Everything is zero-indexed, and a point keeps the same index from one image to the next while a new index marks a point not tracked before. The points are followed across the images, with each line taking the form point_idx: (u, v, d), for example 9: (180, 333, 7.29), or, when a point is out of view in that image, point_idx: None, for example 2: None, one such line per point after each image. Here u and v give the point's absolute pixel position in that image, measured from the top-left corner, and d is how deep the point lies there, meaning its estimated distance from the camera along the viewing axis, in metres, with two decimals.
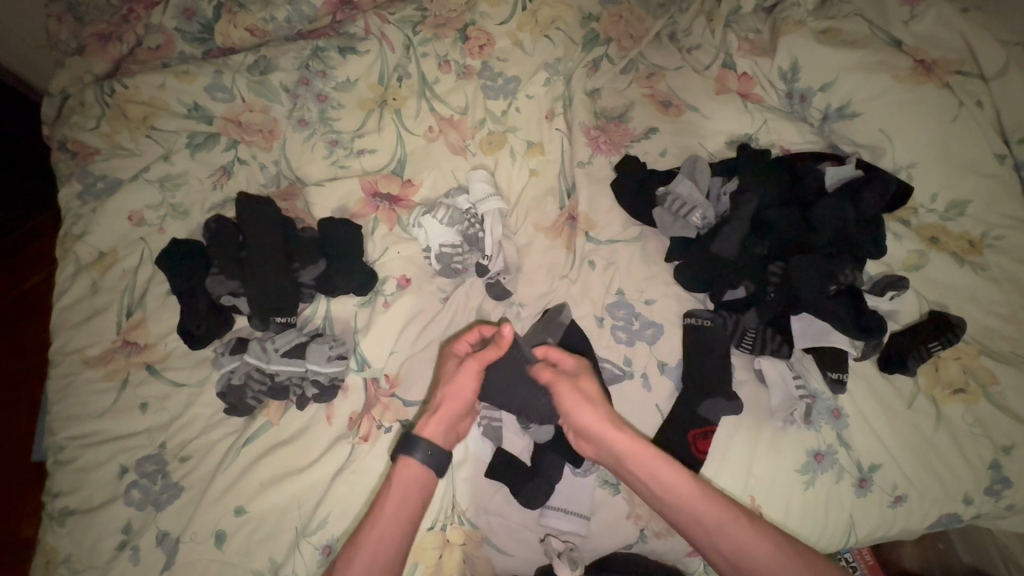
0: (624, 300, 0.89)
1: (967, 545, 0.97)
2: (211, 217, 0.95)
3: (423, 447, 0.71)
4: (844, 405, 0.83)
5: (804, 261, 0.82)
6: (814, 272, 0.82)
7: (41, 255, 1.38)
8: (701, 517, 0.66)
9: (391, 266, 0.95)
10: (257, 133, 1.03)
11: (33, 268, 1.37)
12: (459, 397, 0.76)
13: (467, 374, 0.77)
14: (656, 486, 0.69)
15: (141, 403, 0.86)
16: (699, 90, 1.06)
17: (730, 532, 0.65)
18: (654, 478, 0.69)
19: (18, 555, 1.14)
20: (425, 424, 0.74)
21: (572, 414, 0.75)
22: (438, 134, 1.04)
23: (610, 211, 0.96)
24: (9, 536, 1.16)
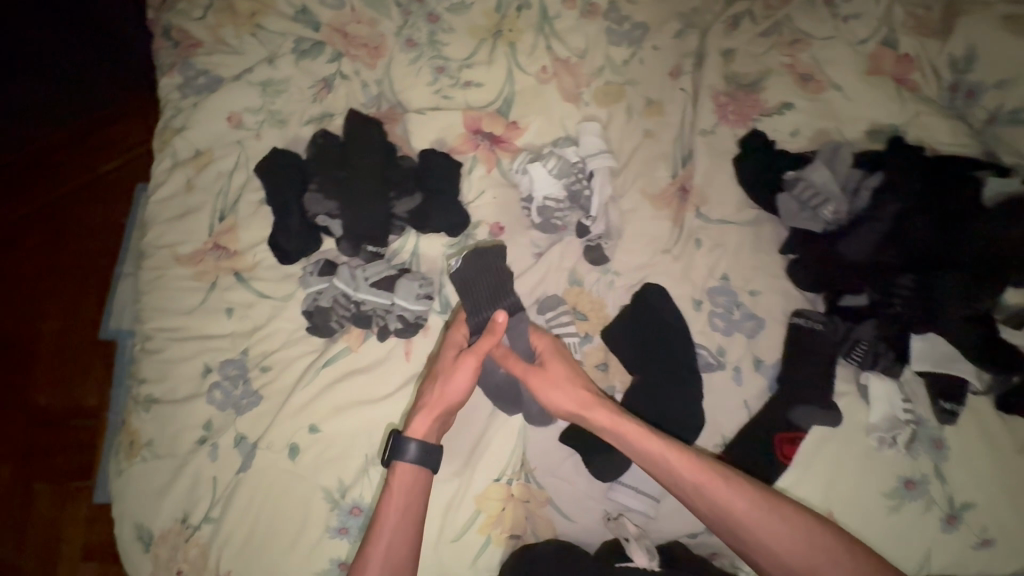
0: (728, 287, 0.84)
1: None
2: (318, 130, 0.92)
3: (410, 449, 0.71)
4: (947, 437, 0.78)
5: (948, 278, 0.75)
6: (956, 293, 0.75)
7: (116, 140, 1.37)
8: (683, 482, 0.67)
9: (485, 211, 0.91)
10: (363, 48, 0.98)
11: (107, 152, 1.36)
12: (455, 391, 0.74)
13: (465, 374, 0.74)
14: (636, 455, 0.70)
15: (228, 308, 0.87)
16: (849, 66, 0.95)
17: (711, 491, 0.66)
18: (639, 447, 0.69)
19: (81, 423, 1.19)
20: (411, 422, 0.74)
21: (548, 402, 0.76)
22: (551, 76, 0.97)
23: (726, 188, 0.89)
24: (75, 404, 1.20)
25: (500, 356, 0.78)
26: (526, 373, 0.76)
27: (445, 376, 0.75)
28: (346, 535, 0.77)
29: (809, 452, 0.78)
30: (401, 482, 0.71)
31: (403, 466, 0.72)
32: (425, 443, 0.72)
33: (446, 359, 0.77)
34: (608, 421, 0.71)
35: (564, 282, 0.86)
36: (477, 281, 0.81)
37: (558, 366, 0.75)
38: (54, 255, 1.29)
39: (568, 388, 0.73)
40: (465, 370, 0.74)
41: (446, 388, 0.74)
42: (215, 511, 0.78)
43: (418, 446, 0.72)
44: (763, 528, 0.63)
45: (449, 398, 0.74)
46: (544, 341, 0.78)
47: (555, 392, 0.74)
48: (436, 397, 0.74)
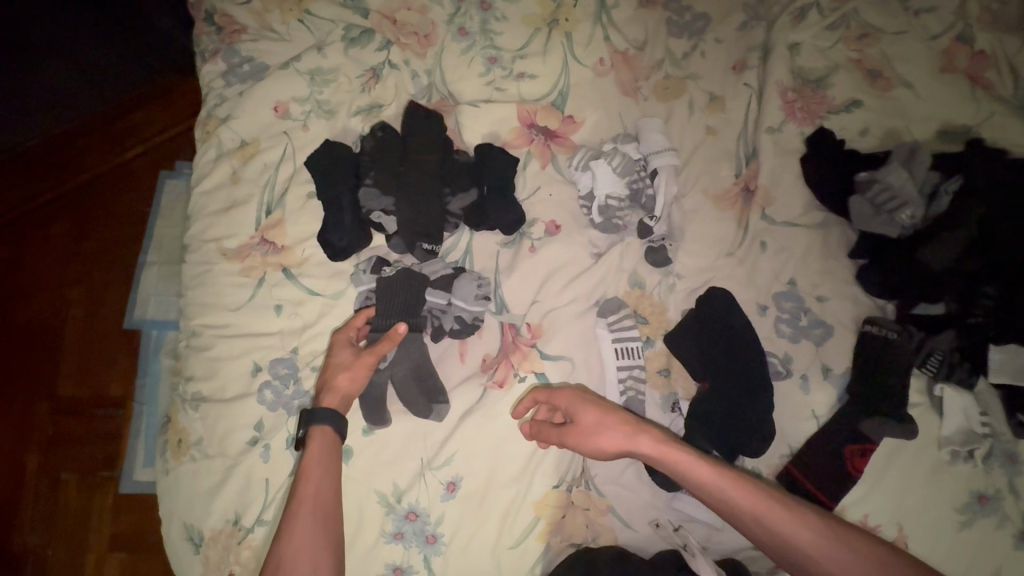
0: (795, 292, 0.81)
1: None
2: (375, 124, 0.90)
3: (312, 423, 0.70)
4: (1023, 451, 0.75)
5: None
6: None
7: (141, 126, 1.27)
8: (738, 509, 0.63)
9: (540, 209, 0.88)
10: (413, 37, 0.94)
11: (129, 137, 1.26)
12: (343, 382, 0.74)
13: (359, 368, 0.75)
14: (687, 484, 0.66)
15: (276, 305, 0.84)
16: (920, 63, 0.91)
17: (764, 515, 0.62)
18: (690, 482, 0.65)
19: (98, 413, 1.12)
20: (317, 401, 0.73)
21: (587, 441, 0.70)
22: (608, 68, 0.93)
23: (793, 189, 0.86)
24: (98, 394, 1.13)
25: (532, 432, 0.75)
26: (563, 435, 0.71)
27: (335, 370, 0.75)
28: (401, 541, 0.75)
29: (880, 466, 0.76)
30: (315, 449, 0.70)
31: (320, 430, 0.71)
32: (330, 410, 0.71)
33: (336, 353, 0.76)
34: (656, 456, 0.66)
35: (625, 284, 0.83)
36: (393, 291, 0.80)
37: (589, 410, 0.70)
38: (74, 237, 1.21)
39: (609, 430, 0.68)
40: (358, 364, 0.75)
41: (347, 379, 0.74)
42: (267, 513, 0.76)
43: (332, 412, 0.71)
44: (818, 549, 0.61)
45: (344, 388, 0.74)
46: (565, 392, 0.73)
47: (597, 437, 0.68)
48: (328, 385, 0.74)
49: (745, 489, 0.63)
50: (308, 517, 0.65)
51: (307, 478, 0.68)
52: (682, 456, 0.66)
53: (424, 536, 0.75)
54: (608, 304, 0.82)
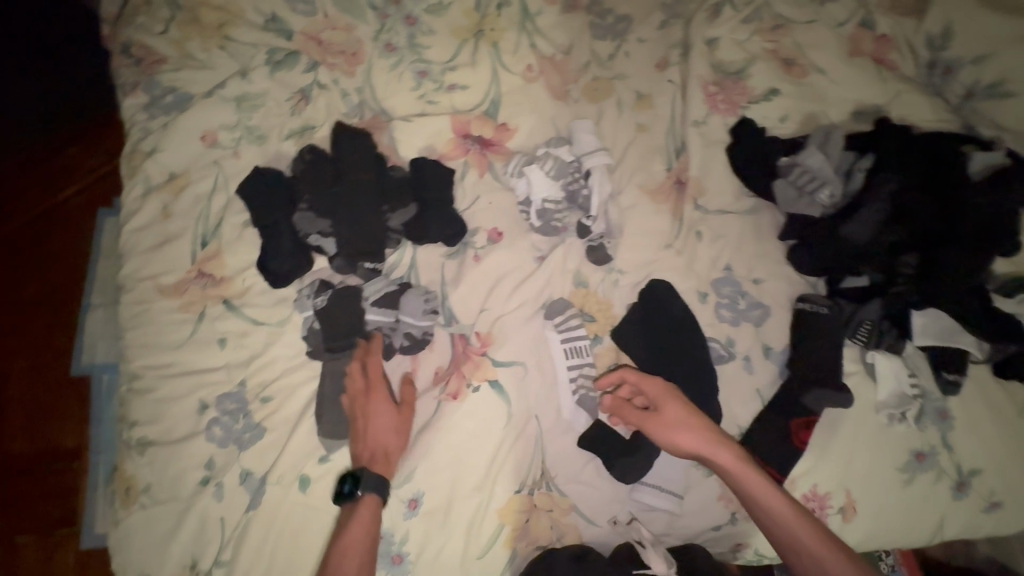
0: (732, 278, 0.85)
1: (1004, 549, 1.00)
2: (305, 147, 0.89)
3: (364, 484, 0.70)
4: (952, 407, 0.80)
5: (949, 253, 0.76)
6: (956, 266, 0.76)
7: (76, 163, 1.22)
8: (794, 532, 0.66)
9: (481, 217, 0.89)
10: (340, 56, 0.94)
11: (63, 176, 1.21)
12: (391, 440, 0.74)
13: (399, 432, 0.75)
14: (749, 496, 0.68)
15: (220, 338, 0.83)
16: (830, 49, 0.95)
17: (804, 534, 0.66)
18: (748, 488, 0.68)
19: (47, 468, 1.07)
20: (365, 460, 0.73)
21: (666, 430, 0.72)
22: (537, 74, 0.95)
23: (722, 178, 0.89)
24: (46, 447, 1.08)
25: (612, 406, 0.77)
26: (642, 420, 0.74)
27: (383, 437, 0.74)
28: None
29: (826, 437, 0.79)
30: (365, 512, 0.69)
31: (370, 501, 0.70)
32: (381, 481, 0.71)
33: (376, 417, 0.75)
34: (727, 460, 0.69)
35: (569, 285, 0.85)
36: (343, 320, 0.80)
37: (676, 409, 0.72)
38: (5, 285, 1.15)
39: (691, 430, 0.71)
40: (403, 425, 0.75)
41: (390, 443, 0.74)
42: (226, 553, 0.74)
43: (379, 478, 0.71)
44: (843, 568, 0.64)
45: (395, 453, 0.75)
46: (666, 387, 0.75)
47: (677, 433, 0.71)
48: (379, 452, 0.74)
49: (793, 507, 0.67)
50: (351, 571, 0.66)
51: (359, 530, 0.68)
52: (753, 473, 0.69)
53: (389, 557, 0.75)
54: (555, 304, 0.83)
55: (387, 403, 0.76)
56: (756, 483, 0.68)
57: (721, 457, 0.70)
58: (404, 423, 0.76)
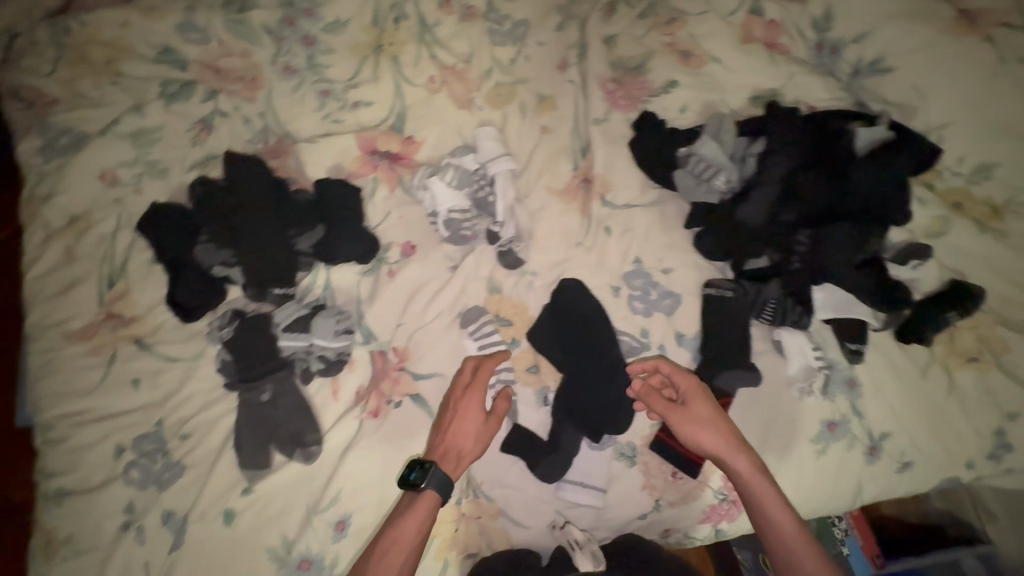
0: (642, 269, 0.86)
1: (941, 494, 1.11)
2: (195, 180, 0.87)
3: (431, 476, 0.70)
4: (858, 374, 0.83)
5: (836, 230, 0.80)
6: (844, 242, 0.80)
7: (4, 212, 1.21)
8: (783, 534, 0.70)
9: (394, 232, 0.89)
10: (239, 82, 0.93)
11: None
12: (467, 442, 0.73)
13: (480, 436, 0.74)
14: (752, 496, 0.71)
15: (133, 379, 0.81)
16: (724, 38, 0.98)
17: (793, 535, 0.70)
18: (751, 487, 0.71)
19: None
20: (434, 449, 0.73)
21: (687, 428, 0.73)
22: (439, 85, 0.95)
23: (627, 172, 0.90)
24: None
25: (638, 392, 0.77)
26: (667, 412, 0.75)
27: (462, 435, 0.74)
28: None
29: (741, 418, 0.81)
30: (422, 506, 0.70)
31: (431, 494, 0.70)
32: (447, 480, 0.71)
33: (463, 418, 0.74)
34: (740, 460, 0.72)
35: (483, 292, 0.85)
36: (253, 349, 0.79)
37: (705, 407, 0.74)
38: None
39: (712, 430, 0.73)
40: (484, 433, 0.74)
41: (468, 444, 0.73)
42: None
43: (445, 478, 0.70)
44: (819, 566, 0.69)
45: (467, 457, 0.74)
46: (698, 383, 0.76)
47: (701, 429, 0.73)
48: (452, 451, 0.73)
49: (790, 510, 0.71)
50: (398, 556, 0.68)
51: (410, 518, 0.70)
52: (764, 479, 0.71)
53: None
54: (469, 313, 0.84)
55: (477, 403, 0.75)
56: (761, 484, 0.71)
57: (735, 460, 0.72)
58: (491, 429, 0.74)
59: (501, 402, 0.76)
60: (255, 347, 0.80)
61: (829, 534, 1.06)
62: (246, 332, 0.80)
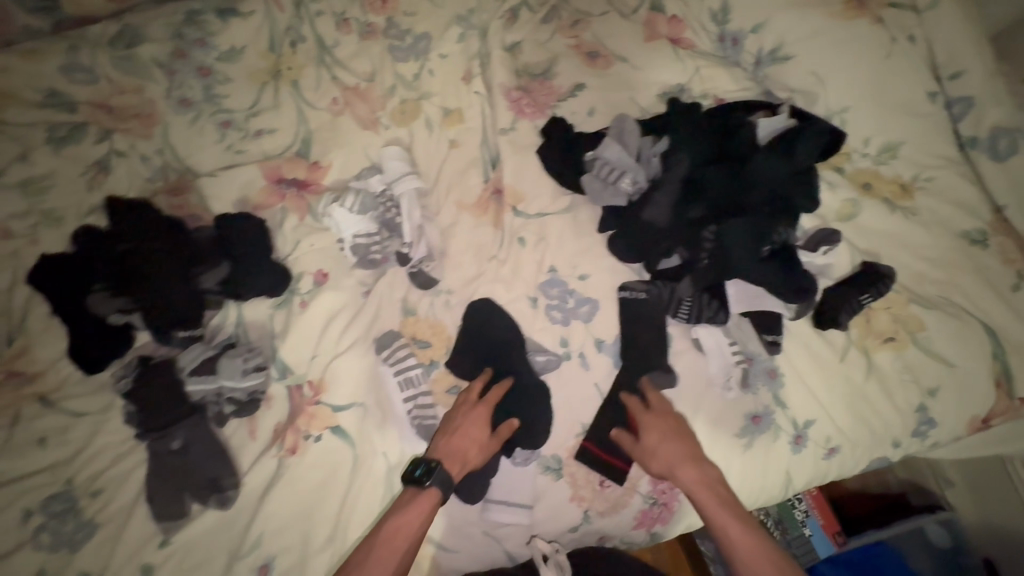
0: (557, 278, 0.85)
1: (904, 467, 1.30)
2: (77, 230, 0.82)
3: (434, 473, 0.70)
4: (780, 365, 0.83)
5: (739, 225, 0.79)
6: (747, 235, 0.79)
7: None
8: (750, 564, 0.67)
9: (306, 261, 0.87)
10: (134, 119, 0.90)
11: None
12: (471, 453, 0.75)
13: (484, 450, 0.75)
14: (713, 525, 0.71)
15: (39, 439, 0.77)
16: (627, 37, 0.98)
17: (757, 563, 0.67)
18: (710, 513, 0.71)
19: None
20: (437, 449, 0.74)
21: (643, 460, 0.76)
22: (343, 106, 0.93)
23: (537, 181, 0.89)
24: None
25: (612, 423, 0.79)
26: (629, 445, 0.77)
27: (467, 445, 0.75)
28: None
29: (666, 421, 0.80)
30: (423, 504, 0.70)
31: (434, 491, 0.71)
32: (449, 481, 0.71)
33: (471, 426, 0.76)
34: (697, 486, 0.73)
35: (398, 315, 0.84)
36: (158, 397, 0.77)
37: (659, 436, 0.76)
38: None
39: (660, 460, 0.75)
40: (488, 449, 0.75)
41: (471, 454, 0.74)
42: None
43: (449, 478, 0.71)
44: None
45: (469, 465, 0.74)
46: (659, 412, 0.78)
47: (656, 459, 0.75)
48: (456, 455, 0.74)
49: (754, 535, 0.69)
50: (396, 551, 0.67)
51: (411, 514, 0.69)
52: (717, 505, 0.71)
53: None
54: (385, 338, 0.82)
55: (484, 420, 0.76)
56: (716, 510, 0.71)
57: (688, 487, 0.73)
58: (493, 447, 0.76)
59: (506, 425, 0.78)
60: (159, 394, 0.77)
61: (792, 517, 1.15)
62: (148, 380, 0.78)
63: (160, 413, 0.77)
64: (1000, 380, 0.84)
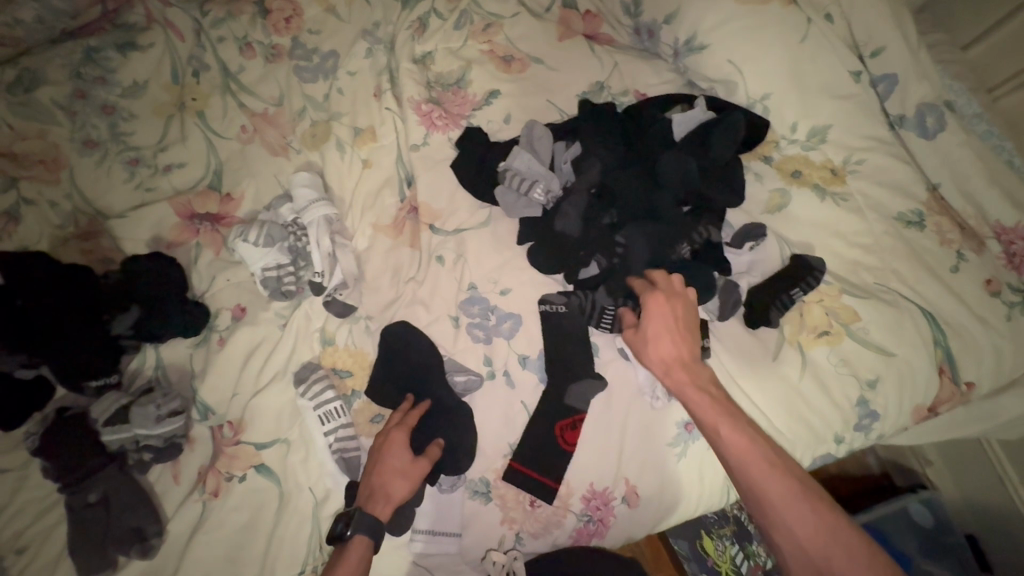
0: (479, 296, 0.82)
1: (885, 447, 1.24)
2: None
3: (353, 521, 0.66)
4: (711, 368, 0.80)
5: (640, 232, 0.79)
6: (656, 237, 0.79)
7: None
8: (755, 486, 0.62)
9: (223, 297, 0.85)
10: (38, 164, 0.87)
11: None
12: (394, 486, 0.70)
13: (408, 478, 0.71)
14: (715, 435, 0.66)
15: None
16: (541, 38, 0.94)
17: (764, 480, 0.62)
18: (706, 418, 0.66)
19: None
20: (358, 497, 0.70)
21: (643, 343, 0.72)
22: (253, 134, 0.91)
23: (453, 196, 0.87)
24: None
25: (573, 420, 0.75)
26: (627, 332, 0.74)
27: (388, 478, 0.70)
28: None
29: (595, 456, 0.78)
30: (351, 557, 0.65)
31: (359, 539, 0.66)
32: (372, 522, 0.66)
33: (388, 456, 0.72)
34: (688, 387, 0.68)
35: (317, 346, 0.83)
36: (72, 451, 0.76)
37: (657, 324, 0.71)
38: None
39: (663, 340, 0.70)
40: (411, 474, 0.71)
41: (394, 487, 0.70)
42: None
43: (372, 519, 0.66)
44: (792, 513, 0.60)
45: (397, 500, 0.69)
46: (667, 295, 0.73)
47: (657, 343, 0.71)
48: (376, 492, 0.69)
49: (751, 440, 0.64)
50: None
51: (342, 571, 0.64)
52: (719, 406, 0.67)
53: None
54: (305, 371, 0.81)
55: (401, 448, 0.72)
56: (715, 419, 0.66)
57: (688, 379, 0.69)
58: (419, 471, 0.71)
59: (433, 449, 0.74)
60: (73, 448, 0.76)
61: None
62: (61, 433, 0.76)
63: (75, 465, 0.75)
64: (944, 366, 0.80)
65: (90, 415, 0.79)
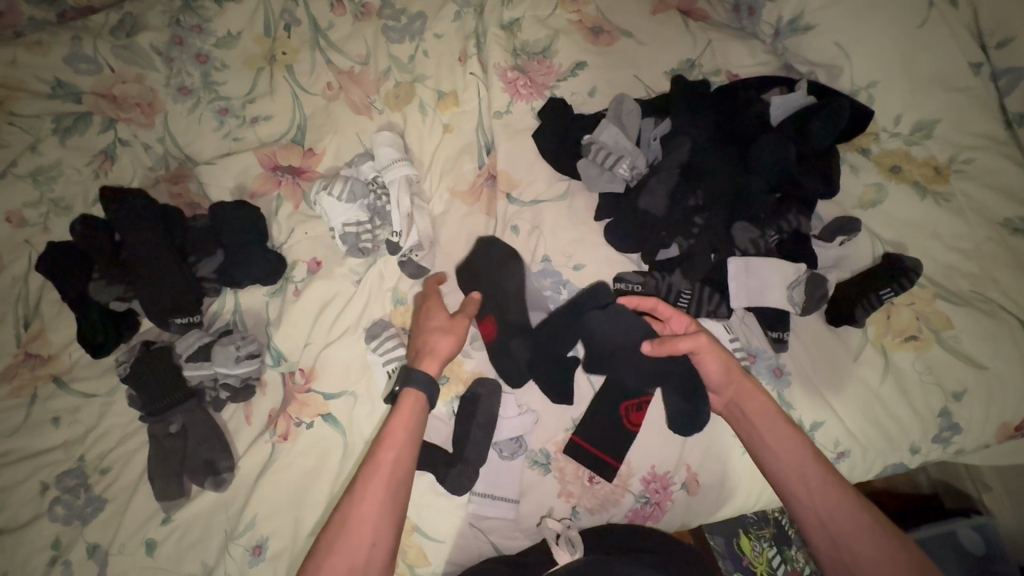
0: (551, 269, 0.82)
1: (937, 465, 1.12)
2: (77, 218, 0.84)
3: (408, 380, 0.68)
4: (786, 363, 0.78)
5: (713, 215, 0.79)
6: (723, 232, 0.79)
7: None
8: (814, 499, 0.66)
9: (300, 249, 0.87)
10: (135, 108, 0.91)
11: None
12: (442, 341, 0.72)
13: (454, 330, 0.73)
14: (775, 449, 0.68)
15: (53, 418, 0.80)
16: (633, 11, 0.92)
17: (851, 526, 0.64)
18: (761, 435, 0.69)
19: None
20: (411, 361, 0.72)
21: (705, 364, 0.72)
22: (337, 91, 0.92)
23: (532, 166, 0.86)
24: None
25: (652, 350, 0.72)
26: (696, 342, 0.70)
27: (435, 335, 0.73)
28: None
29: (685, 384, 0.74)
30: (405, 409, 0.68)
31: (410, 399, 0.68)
32: (425, 378, 0.69)
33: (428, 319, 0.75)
34: (746, 401, 0.71)
35: (388, 304, 0.84)
36: (157, 383, 0.80)
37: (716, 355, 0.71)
38: None
39: (719, 361, 0.71)
40: (454, 327, 0.73)
41: (443, 339, 0.72)
42: None
43: (426, 375, 0.69)
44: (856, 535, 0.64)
45: (442, 352, 0.71)
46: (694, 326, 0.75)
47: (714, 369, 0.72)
48: (425, 351, 0.71)
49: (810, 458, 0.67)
50: (377, 495, 0.63)
51: (385, 450, 0.65)
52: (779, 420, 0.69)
53: None
54: (377, 329, 0.82)
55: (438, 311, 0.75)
56: (789, 441, 0.68)
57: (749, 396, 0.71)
58: (462, 324, 0.74)
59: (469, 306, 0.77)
60: (157, 380, 0.80)
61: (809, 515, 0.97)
62: (147, 365, 0.80)
63: (160, 396, 0.79)
64: None
65: (173, 350, 0.82)
